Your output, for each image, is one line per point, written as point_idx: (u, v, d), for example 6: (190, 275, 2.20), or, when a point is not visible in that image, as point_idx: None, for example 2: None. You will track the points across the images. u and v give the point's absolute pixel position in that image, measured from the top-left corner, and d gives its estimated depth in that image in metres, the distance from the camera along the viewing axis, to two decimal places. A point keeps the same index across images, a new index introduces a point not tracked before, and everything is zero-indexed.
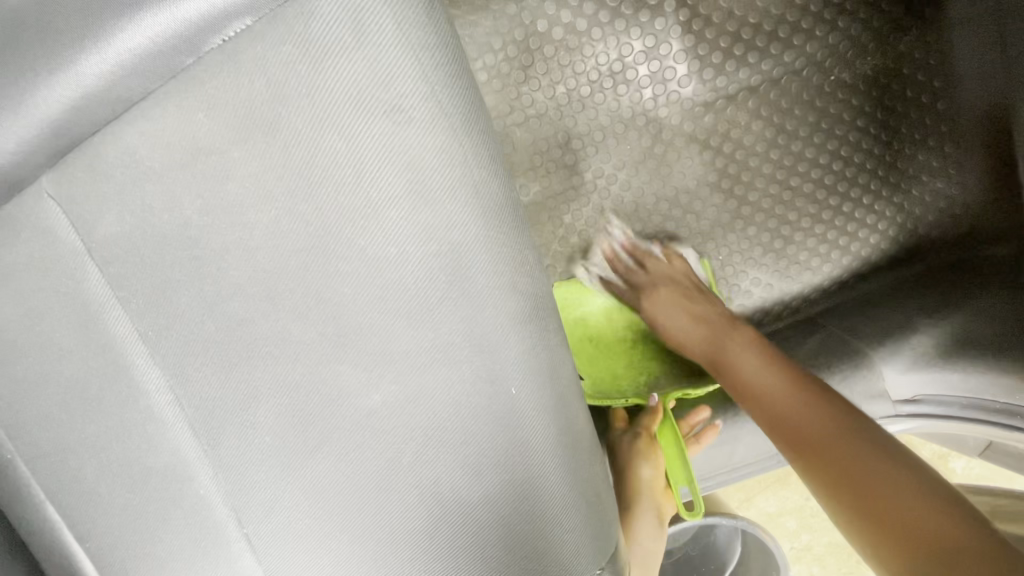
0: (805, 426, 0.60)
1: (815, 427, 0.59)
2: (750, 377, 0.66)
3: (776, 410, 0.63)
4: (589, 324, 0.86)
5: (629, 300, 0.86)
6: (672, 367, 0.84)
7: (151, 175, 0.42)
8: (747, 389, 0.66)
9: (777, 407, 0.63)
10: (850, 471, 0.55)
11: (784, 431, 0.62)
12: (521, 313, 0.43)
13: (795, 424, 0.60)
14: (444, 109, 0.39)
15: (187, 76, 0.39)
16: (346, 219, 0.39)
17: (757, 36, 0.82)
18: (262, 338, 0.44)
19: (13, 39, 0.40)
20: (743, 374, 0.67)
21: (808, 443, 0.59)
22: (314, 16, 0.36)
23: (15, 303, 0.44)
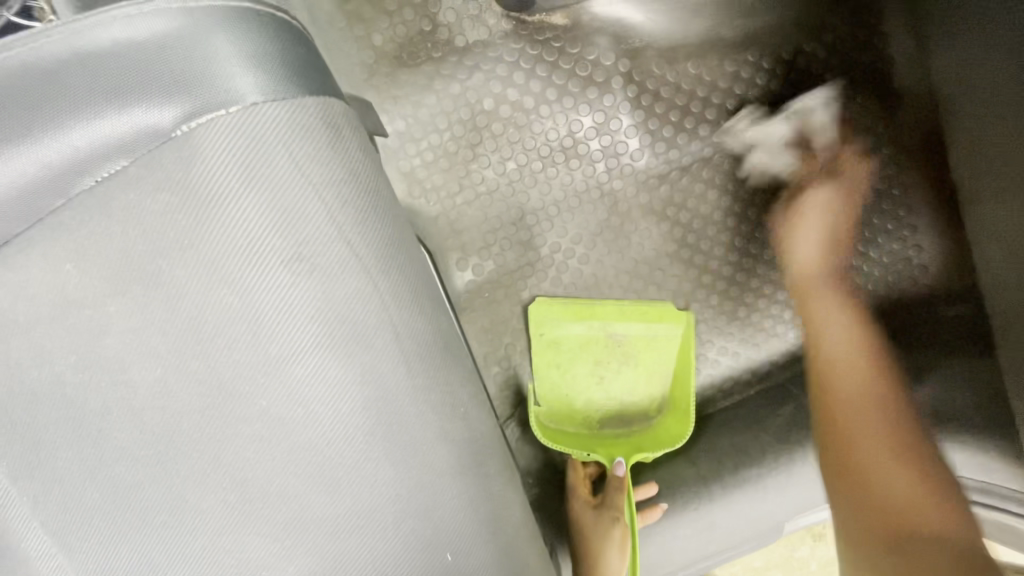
0: (923, 547, 0.58)
1: (926, 521, 0.60)
2: (876, 456, 0.67)
3: (885, 506, 0.63)
4: (559, 350, 0.83)
5: (606, 336, 0.84)
6: (627, 409, 0.85)
7: (15, 329, 0.36)
8: (864, 467, 0.66)
9: (854, 439, 0.68)
10: (903, 529, 0.60)
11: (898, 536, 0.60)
12: (455, 464, 0.38)
13: (886, 496, 0.64)
14: (356, 252, 0.34)
15: (55, 221, 0.33)
16: (243, 378, 0.34)
17: (706, 109, 0.81)
18: (158, 503, 0.38)
19: None
20: (876, 466, 0.66)
21: (895, 547, 0.60)
22: (197, 160, 0.31)
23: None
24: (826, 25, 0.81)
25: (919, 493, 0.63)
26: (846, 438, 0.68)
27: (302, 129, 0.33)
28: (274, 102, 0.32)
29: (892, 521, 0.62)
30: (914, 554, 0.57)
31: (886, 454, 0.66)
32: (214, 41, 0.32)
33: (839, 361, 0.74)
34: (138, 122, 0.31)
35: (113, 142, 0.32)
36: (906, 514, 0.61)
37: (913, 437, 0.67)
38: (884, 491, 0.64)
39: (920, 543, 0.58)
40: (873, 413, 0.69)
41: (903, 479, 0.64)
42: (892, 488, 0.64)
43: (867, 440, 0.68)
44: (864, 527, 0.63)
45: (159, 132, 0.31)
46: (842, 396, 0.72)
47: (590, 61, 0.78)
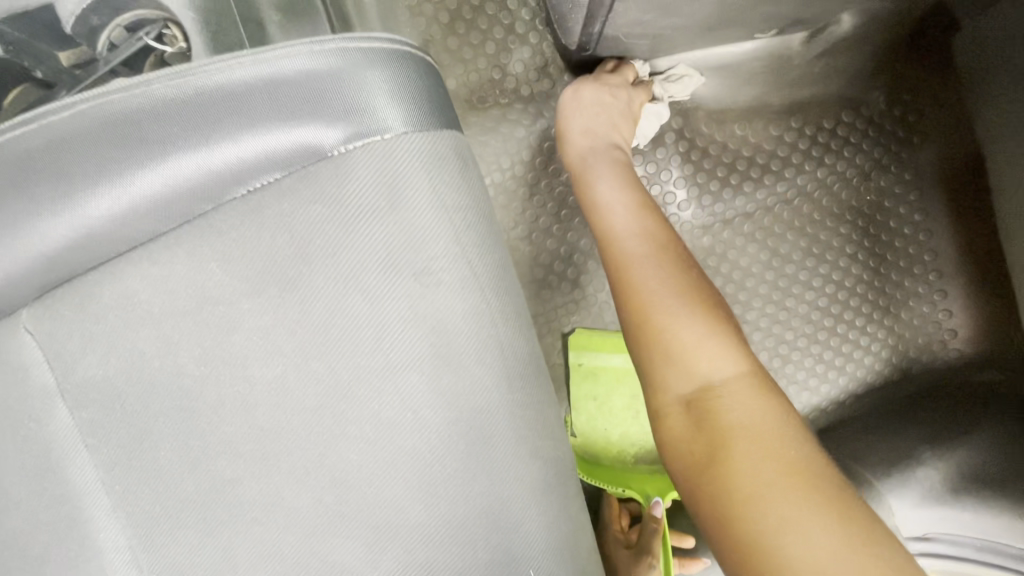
0: (740, 418, 0.44)
1: (755, 410, 0.45)
2: (656, 294, 0.53)
3: (690, 383, 0.48)
4: (596, 380, 0.85)
5: None
6: None
7: (148, 320, 0.38)
8: (672, 335, 0.50)
9: (645, 303, 0.53)
10: (762, 437, 0.43)
11: (720, 454, 0.43)
12: (543, 482, 0.40)
13: (687, 373, 0.48)
14: (475, 271, 0.37)
15: (205, 223, 0.37)
16: (361, 381, 0.36)
17: (752, 167, 0.86)
18: (250, 499, 0.39)
19: None
20: (689, 334, 0.50)
21: (703, 438, 0.45)
22: (349, 177, 0.35)
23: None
24: (865, 100, 0.87)
25: (765, 410, 0.45)
26: (635, 303, 0.53)
27: (439, 157, 0.37)
28: (419, 132, 0.36)
29: (686, 396, 0.48)
30: (736, 486, 0.41)
31: (688, 325, 0.50)
32: (372, 72, 0.35)
33: (632, 258, 0.57)
34: (301, 141, 0.35)
35: (274, 156, 0.35)
36: (733, 408, 0.45)
37: (718, 310, 0.52)
38: (692, 364, 0.49)
39: (742, 396, 0.46)
40: (706, 342, 0.49)
41: (726, 360, 0.48)
42: (706, 371, 0.48)
43: (658, 304, 0.52)
44: (674, 410, 0.48)
45: (319, 150, 0.35)
46: (624, 254, 0.58)
47: None
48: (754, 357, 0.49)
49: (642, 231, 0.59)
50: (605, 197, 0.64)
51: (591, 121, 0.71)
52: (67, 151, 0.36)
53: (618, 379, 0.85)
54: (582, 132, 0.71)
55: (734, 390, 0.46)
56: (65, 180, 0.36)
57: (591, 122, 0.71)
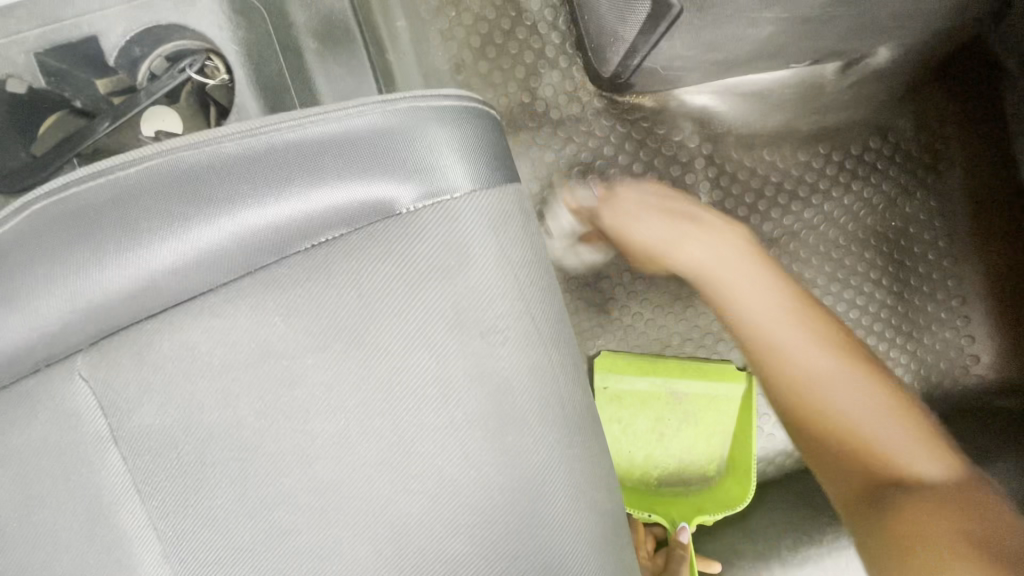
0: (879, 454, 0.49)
1: (876, 406, 0.51)
2: None
3: (835, 426, 0.51)
4: (622, 404, 0.85)
5: (669, 393, 0.84)
6: (683, 466, 0.86)
7: (207, 371, 0.38)
8: (783, 358, 0.54)
9: (784, 355, 0.54)
10: (943, 498, 0.46)
11: (897, 512, 0.46)
12: (601, 535, 0.40)
13: (852, 416, 0.51)
14: (539, 327, 0.37)
15: (268, 276, 0.37)
16: (424, 438, 0.36)
17: (779, 193, 0.86)
18: (306, 551, 0.39)
19: (53, 229, 0.36)
20: (802, 353, 0.54)
21: None
22: (418, 235, 0.35)
23: (20, 487, 0.41)
24: (893, 126, 0.87)
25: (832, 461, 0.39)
26: (775, 354, 0.55)
27: (505, 215, 0.36)
28: (486, 190, 0.36)
29: None
30: None
31: (815, 350, 0.54)
32: (440, 131, 0.35)
33: None
34: (370, 199, 0.35)
35: (342, 212, 0.35)
36: (869, 422, 0.50)
37: (845, 333, 0.55)
38: (840, 407, 0.51)
39: None
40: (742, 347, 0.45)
41: (858, 395, 0.51)
42: (840, 397, 0.51)
43: (781, 330, 0.56)
44: None
45: (387, 207, 0.35)
46: None
47: (676, 142, 0.83)
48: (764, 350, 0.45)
49: (722, 254, 0.63)
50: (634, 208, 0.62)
51: (653, 207, 0.69)
52: (131, 204, 0.35)
53: (643, 402, 0.85)
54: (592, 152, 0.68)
55: None
56: (128, 233, 0.36)
57: (686, 229, 0.65)
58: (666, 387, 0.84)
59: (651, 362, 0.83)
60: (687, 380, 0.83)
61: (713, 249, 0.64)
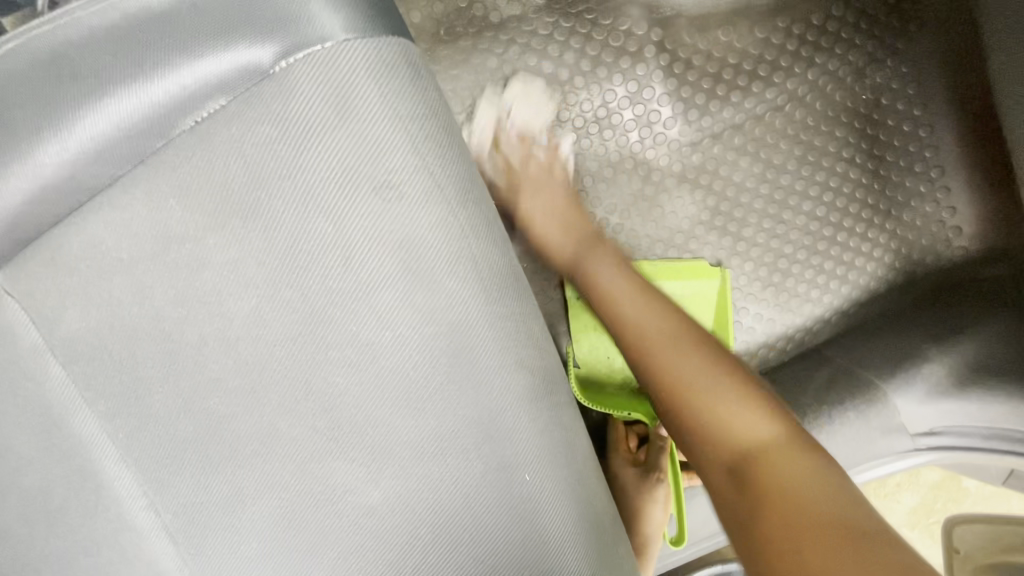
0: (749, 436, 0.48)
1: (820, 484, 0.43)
2: (687, 369, 0.54)
3: (727, 445, 0.49)
4: (597, 312, 0.83)
5: None
6: None
7: (119, 267, 0.38)
8: (721, 417, 0.50)
9: (695, 394, 0.52)
10: (798, 505, 0.42)
11: (759, 534, 0.42)
12: (532, 391, 0.40)
13: (795, 490, 0.43)
14: (439, 183, 0.36)
15: (158, 160, 0.36)
16: (335, 303, 0.36)
17: (738, 76, 0.82)
18: (246, 436, 0.40)
19: None
20: (726, 409, 0.50)
21: (744, 500, 0.45)
22: (294, 93, 0.34)
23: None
24: None
25: (805, 472, 0.44)
26: (676, 394, 0.53)
27: (388, 64, 0.35)
28: (362, 40, 0.35)
29: (736, 455, 0.48)
30: (786, 542, 0.40)
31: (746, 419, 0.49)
32: None
33: (649, 333, 0.58)
34: (238, 61, 0.34)
35: (215, 80, 0.34)
36: (793, 487, 0.43)
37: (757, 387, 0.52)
38: (786, 483, 0.43)
39: (787, 458, 0.45)
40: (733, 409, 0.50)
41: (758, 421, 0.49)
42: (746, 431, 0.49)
43: (675, 359, 0.55)
44: (717, 471, 0.49)
45: (259, 70, 0.34)
46: (648, 334, 0.58)
47: (623, 32, 0.80)
48: (790, 424, 0.49)
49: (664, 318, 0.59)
50: (601, 275, 0.67)
51: (545, 203, 0.73)
52: (6, 99, 0.35)
53: None
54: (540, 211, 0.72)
55: (732, 409, 0.50)
56: (7, 131, 0.35)
57: (630, 300, 0.62)
58: None
59: None
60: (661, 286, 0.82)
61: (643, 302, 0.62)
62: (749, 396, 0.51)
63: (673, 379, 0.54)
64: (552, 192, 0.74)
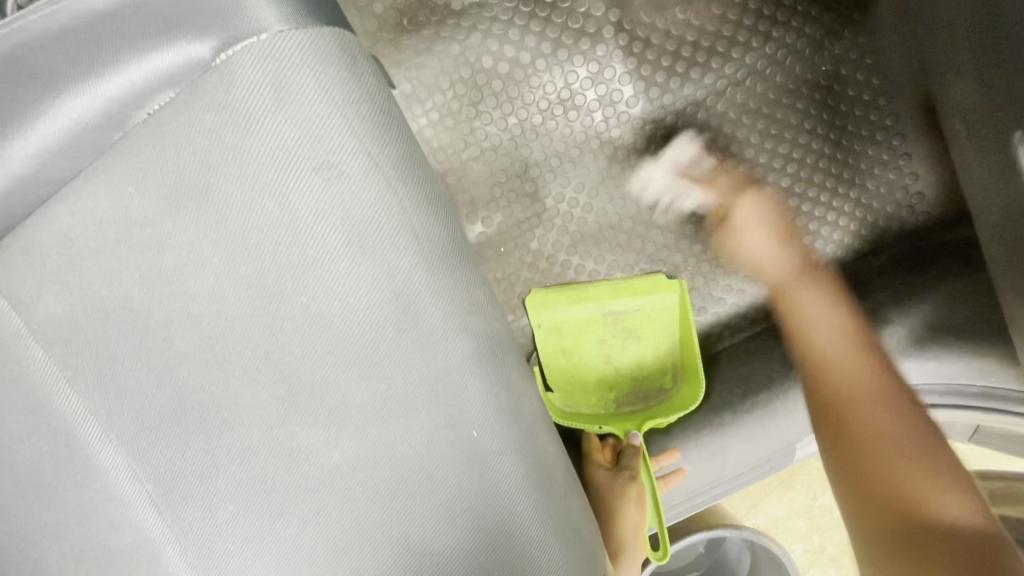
0: (881, 476, 0.62)
1: (932, 475, 0.60)
2: (884, 433, 0.65)
3: (880, 476, 0.62)
4: (561, 334, 0.85)
5: (604, 314, 0.84)
6: (638, 381, 0.87)
7: (88, 252, 0.41)
8: (869, 465, 0.63)
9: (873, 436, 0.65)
10: (961, 546, 0.54)
11: (940, 539, 0.55)
12: (476, 353, 0.43)
13: (908, 489, 0.60)
14: (377, 161, 0.39)
15: (116, 151, 0.39)
16: (286, 278, 0.39)
17: (697, 52, 0.84)
18: (216, 405, 0.43)
19: None
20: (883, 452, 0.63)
21: (896, 516, 0.58)
22: (235, 81, 0.37)
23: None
24: None
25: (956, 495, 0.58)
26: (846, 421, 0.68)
27: (324, 52, 0.38)
28: (297, 30, 0.38)
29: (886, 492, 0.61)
30: (921, 501, 0.58)
31: (908, 466, 0.61)
32: None
33: (846, 389, 0.70)
34: (181, 55, 0.37)
35: (163, 74, 0.37)
36: (920, 485, 0.60)
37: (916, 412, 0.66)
38: (901, 488, 0.60)
39: (900, 461, 0.62)
40: (887, 434, 0.65)
41: (956, 501, 0.58)
42: (902, 438, 0.64)
43: (863, 404, 0.68)
44: (862, 502, 0.62)
45: (201, 63, 0.37)
46: (831, 391, 0.71)
47: (581, 13, 0.82)
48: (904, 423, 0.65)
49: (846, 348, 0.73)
50: (822, 347, 0.74)
51: (764, 237, 0.84)
52: None
53: (582, 329, 0.85)
54: (756, 247, 0.85)
55: (886, 444, 0.64)
56: None
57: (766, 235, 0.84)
58: (601, 309, 0.84)
59: (583, 286, 0.84)
60: (622, 300, 0.84)
61: (836, 309, 0.77)
62: (903, 411, 0.66)
63: (845, 382, 0.70)
64: (758, 214, 0.85)
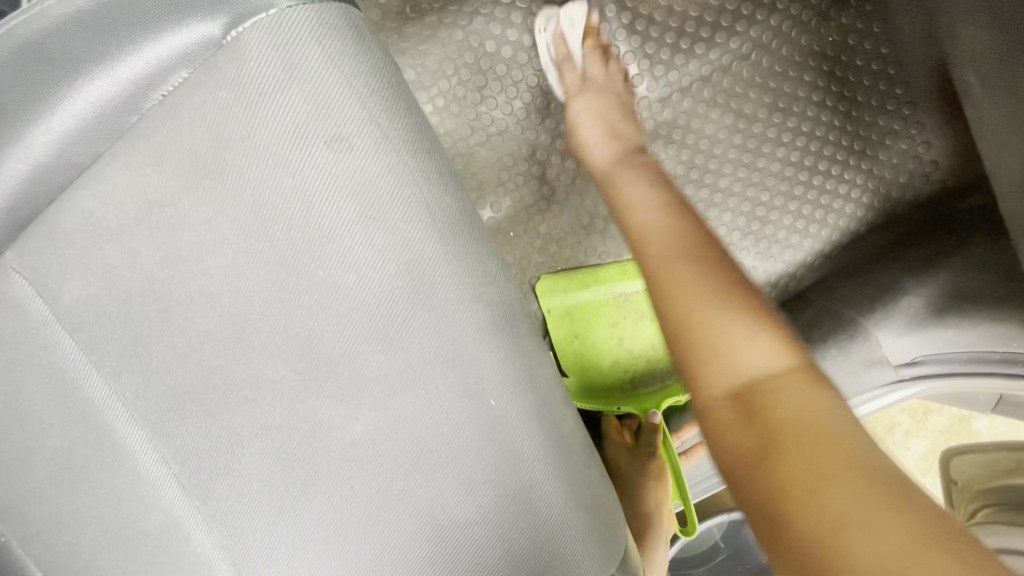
0: (783, 408, 0.38)
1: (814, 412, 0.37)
2: (709, 319, 0.44)
3: (774, 415, 0.38)
4: (574, 319, 0.85)
5: (615, 296, 0.84)
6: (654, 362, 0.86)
7: (110, 235, 0.42)
8: (784, 427, 0.37)
9: (786, 425, 0.37)
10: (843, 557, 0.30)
11: (790, 501, 0.34)
12: (491, 322, 0.43)
13: (794, 415, 0.37)
14: (386, 133, 0.40)
15: (133, 133, 0.40)
16: (302, 252, 0.40)
17: (700, 28, 0.84)
18: (237, 383, 0.44)
19: None
20: (803, 414, 0.37)
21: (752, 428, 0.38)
22: (245, 58, 0.38)
23: None
24: None
25: (813, 398, 0.38)
26: (758, 402, 0.39)
27: (330, 27, 0.39)
28: (304, 6, 0.39)
29: (730, 384, 0.41)
30: (806, 492, 0.34)
31: (806, 403, 0.38)
32: None
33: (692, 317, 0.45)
34: (193, 35, 0.38)
35: (176, 55, 0.38)
36: (805, 425, 0.37)
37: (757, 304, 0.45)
38: (787, 413, 0.38)
39: (796, 389, 0.39)
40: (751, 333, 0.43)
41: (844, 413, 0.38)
42: (752, 358, 0.42)
43: (694, 296, 0.46)
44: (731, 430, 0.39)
45: (212, 43, 0.39)
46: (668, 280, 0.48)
47: None
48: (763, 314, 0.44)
49: (667, 218, 0.55)
50: (644, 218, 0.57)
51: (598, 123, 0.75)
52: None
53: (594, 313, 0.85)
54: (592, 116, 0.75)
55: (738, 338, 0.43)
56: None
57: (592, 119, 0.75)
58: (612, 291, 0.84)
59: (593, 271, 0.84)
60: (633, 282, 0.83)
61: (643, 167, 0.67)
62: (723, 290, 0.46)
63: (667, 275, 0.49)
64: (598, 109, 0.76)
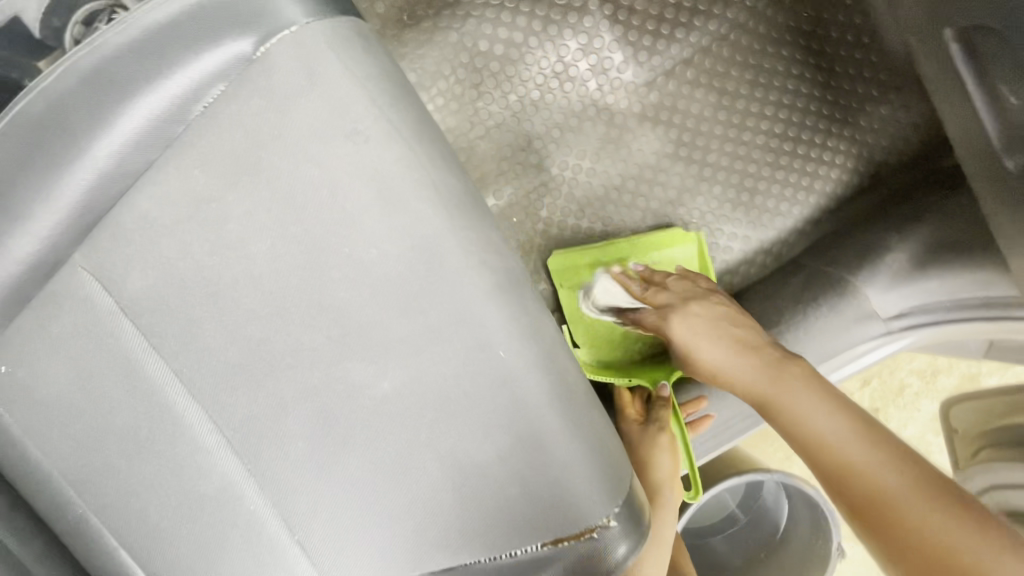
0: (866, 478, 0.57)
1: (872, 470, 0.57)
2: (806, 412, 0.63)
3: (849, 469, 0.58)
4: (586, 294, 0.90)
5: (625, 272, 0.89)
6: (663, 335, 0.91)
7: (165, 232, 0.48)
8: (871, 484, 0.56)
9: (866, 475, 0.57)
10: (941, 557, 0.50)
11: (899, 523, 0.54)
12: (497, 285, 0.49)
13: (875, 478, 0.57)
14: (395, 125, 0.47)
15: (181, 141, 0.46)
16: (330, 233, 0.47)
17: (679, 13, 0.90)
18: (280, 353, 0.50)
19: (38, 140, 0.47)
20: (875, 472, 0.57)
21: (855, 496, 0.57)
22: (272, 69, 0.45)
23: (65, 365, 0.51)
24: None
25: (867, 457, 0.58)
26: (844, 469, 0.59)
27: (342, 39, 0.46)
28: (319, 22, 0.46)
29: (837, 467, 0.59)
30: (894, 514, 0.54)
31: (882, 466, 0.57)
32: None
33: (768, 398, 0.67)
34: (229, 54, 0.45)
35: (215, 71, 0.45)
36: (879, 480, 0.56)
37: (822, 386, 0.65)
38: (876, 482, 0.56)
39: (854, 445, 0.59)
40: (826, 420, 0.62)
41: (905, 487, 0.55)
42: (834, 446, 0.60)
43: (779, 401, 0.66)
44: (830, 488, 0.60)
45: (245, 58, 0.45)
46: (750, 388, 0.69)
47: None
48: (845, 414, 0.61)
49: (757, 366, 0.69)
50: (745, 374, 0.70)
51: (711, 336, 0.74)
52: (67, 112, 0.46)
53: None
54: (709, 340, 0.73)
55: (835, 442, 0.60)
56: (71, 139, 0.46)
57: (707, 337, 0.74)
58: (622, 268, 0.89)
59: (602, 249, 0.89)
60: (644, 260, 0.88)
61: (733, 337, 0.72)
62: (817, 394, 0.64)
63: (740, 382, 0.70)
64: (703, 330, 0.74)
